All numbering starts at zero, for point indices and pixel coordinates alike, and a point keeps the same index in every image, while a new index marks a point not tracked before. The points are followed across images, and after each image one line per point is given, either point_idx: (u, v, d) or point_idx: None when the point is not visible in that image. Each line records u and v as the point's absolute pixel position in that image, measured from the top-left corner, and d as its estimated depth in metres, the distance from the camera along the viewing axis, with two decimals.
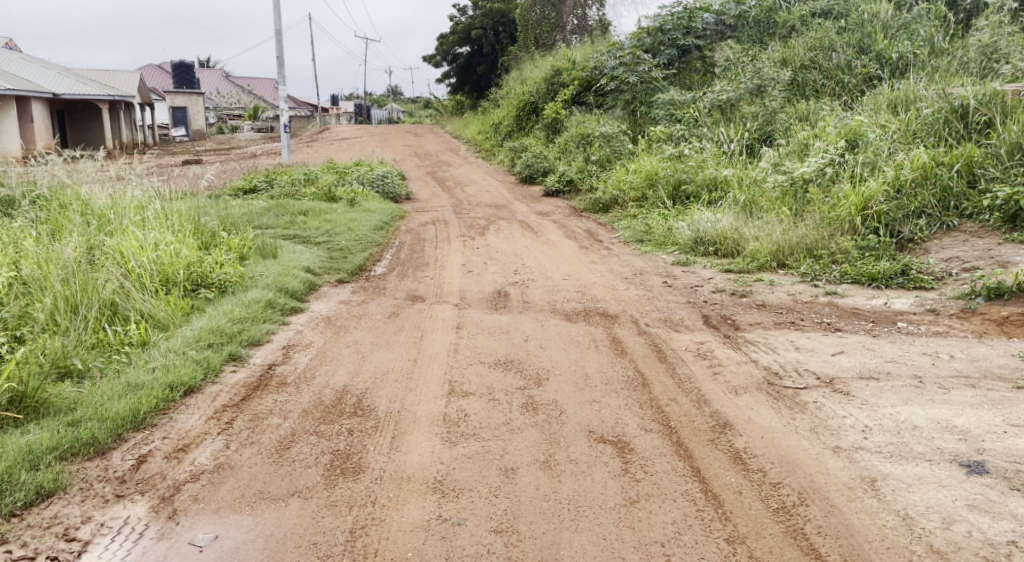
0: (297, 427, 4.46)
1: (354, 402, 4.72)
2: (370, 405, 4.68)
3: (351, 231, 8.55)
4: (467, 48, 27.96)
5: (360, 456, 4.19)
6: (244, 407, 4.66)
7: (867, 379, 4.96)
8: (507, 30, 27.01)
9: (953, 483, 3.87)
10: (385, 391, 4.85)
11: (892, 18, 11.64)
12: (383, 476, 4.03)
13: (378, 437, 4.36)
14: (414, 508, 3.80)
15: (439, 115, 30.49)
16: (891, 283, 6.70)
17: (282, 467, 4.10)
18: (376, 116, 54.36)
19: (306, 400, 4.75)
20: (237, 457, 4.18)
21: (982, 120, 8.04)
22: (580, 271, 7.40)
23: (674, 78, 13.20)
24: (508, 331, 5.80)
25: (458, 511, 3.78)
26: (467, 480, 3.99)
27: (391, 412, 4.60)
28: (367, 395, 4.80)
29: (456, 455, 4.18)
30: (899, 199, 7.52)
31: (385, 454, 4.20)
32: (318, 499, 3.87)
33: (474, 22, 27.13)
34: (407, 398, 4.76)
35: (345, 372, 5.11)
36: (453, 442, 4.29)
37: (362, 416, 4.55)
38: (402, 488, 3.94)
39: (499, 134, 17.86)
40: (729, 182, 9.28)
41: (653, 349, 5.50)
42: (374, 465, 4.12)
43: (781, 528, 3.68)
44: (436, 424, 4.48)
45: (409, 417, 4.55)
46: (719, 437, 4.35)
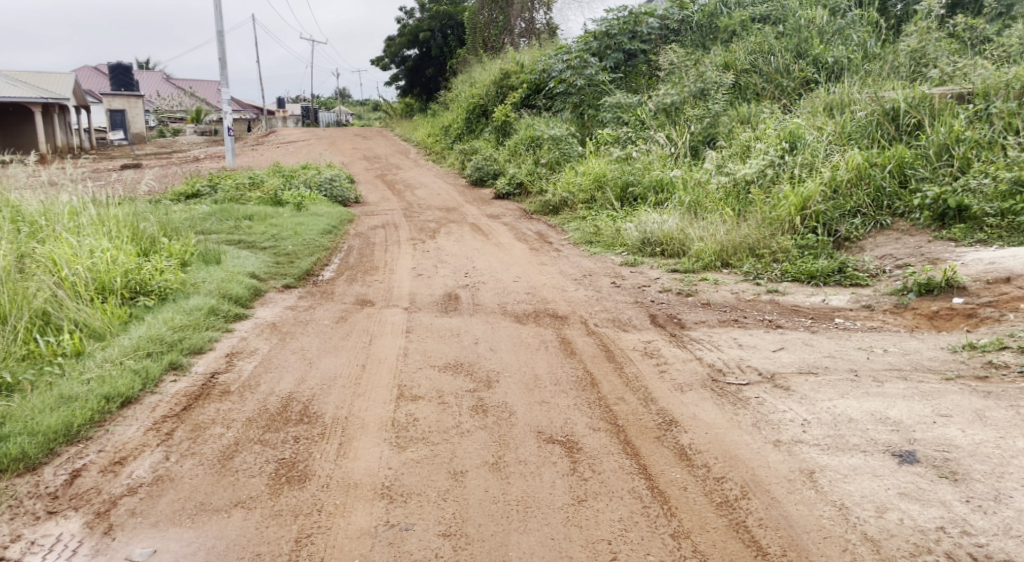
0: (240, 437, 4.41)
1: (299, 409, 4.68)
2: (316, 412, 4.65)
3: (298, 235, 8.45)
4: (415, 51, 27.86)
5: (305, 463, 4.16)
6: (184, 417, 4.59)
7: (806, 374, 5.11)
8: (456, 33, 26.98)
9: (886, 473, 4.00)
10: (332, 397, 4.83)
11: (828, 23, 11.91)
12: (330, 484, 4.01)
13: (324, 443, 4.34)
14: (361, 514, 3.80)
15: (386, 117, 30.33)
16: (828, 281, 6.89)
17: (224, 477, 4.05)
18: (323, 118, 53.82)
19: (250, 408, 4.70)
20: (178, 468, 4.13)
21: (912, 122, 8.33)
22: (530, 273, 7.46)
23: (620, 82, 13.40)
24: (457, 335, 5.81)
25: (406, 516, 3.79)
26: (416, 484, 3.99)
27: (338, 418, 4.58)
28: (313, 402, 4.77)
29: (405, 460, 4.18)
30: (836, 199, 7.73)
31: (332, 461, 4.18)
32: (262, 508, 3.84)
33: (422, 24, 27.02)
34: (355, 403, 4.75)
35: (290, 379, 5.06)
36: (402, 447, 4.29)
37: (308, 424, 4.53)
38: (350, 495, 3.93)
39: (448, 136, 17.86)
40: (675, 184, 9.44)
41: (601, 349, 5.58)
42: (320, 472, 4.10)
43: (724, 522, 3.76)
44: (384, 430, 4.47)
45: (357, 423, 4.54)
46: (665, 435, 4.43)
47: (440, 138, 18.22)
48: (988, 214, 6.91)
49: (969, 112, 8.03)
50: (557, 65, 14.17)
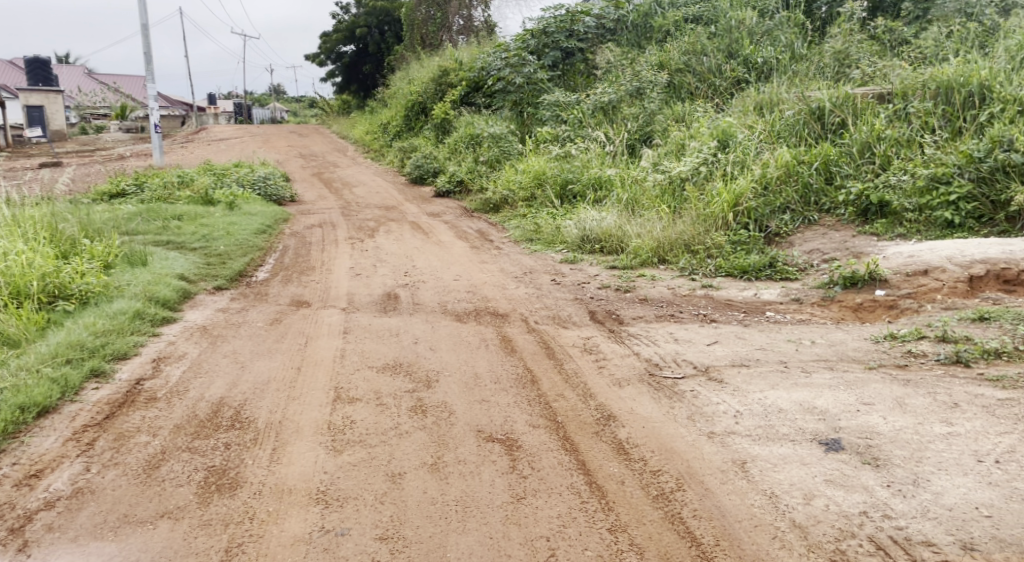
0: (167, 445, 4.31)
1: (230, 415, 4.60)
2: (248, 417, 4.58)
3: (230, 235, 8.30)
4: (352, 47, 27.55)
5: (236, 470, 4.10)
6: (107, 426, 4.47)
7: (738, 366, 5.24)
8: (393, 30, 26.76)
9: (813, 461, 4.10)
10: (265, 402, 4.76)
11: (757, 25, 12.18)
12: (262, 490, 3.96)
13: (257, 449, 4.28)
14: (294, 521, 3.76)
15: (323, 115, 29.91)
16: (760, 275, 7.06)
17: (149, 487, 3.96)
18: (257, 115, 52.88)
19: (178, 415, 4.60)
20: (99, 479, 4.02)
21: (836, 121, 8.60)
22: (470, 271, 7.46)
23: (558, 80, 13.52)
24: (396, 335, 5.78)
25: (342, 521, 3.75)
26: (352, 488, 3.96)
27: (271, 423, 4.52)
28: (245, 407, 4.69)
29: (341, 463, 4.15)
30: (766, 195, 7.92)
31: (264, 468, 4.12)
32: (189, 519, 3.76)
33: (358, 21, 26.72)
34: (289, 407, 4.69)
35: (221, 384, 4.97)
36: (338, 451, 4.26)
37: (239, 429, 4.45)
38: (283, 501, 3.88)
39: (386, 134, 17.71)
40: (613, 182, 9.56)
41: (541, 346, 5.62)
42: (252, 479, 4.04)
43: (660, 514, 3.82)
44: (320, 433, 4.43)
45: (292, 427, 4.49)
46: (603, 430, 4.49)
47: (378, 135, 18.07)
48: (907, 209, 7.16)
49: (889, 112, 8.33)
50: (494, 63, 14.18)
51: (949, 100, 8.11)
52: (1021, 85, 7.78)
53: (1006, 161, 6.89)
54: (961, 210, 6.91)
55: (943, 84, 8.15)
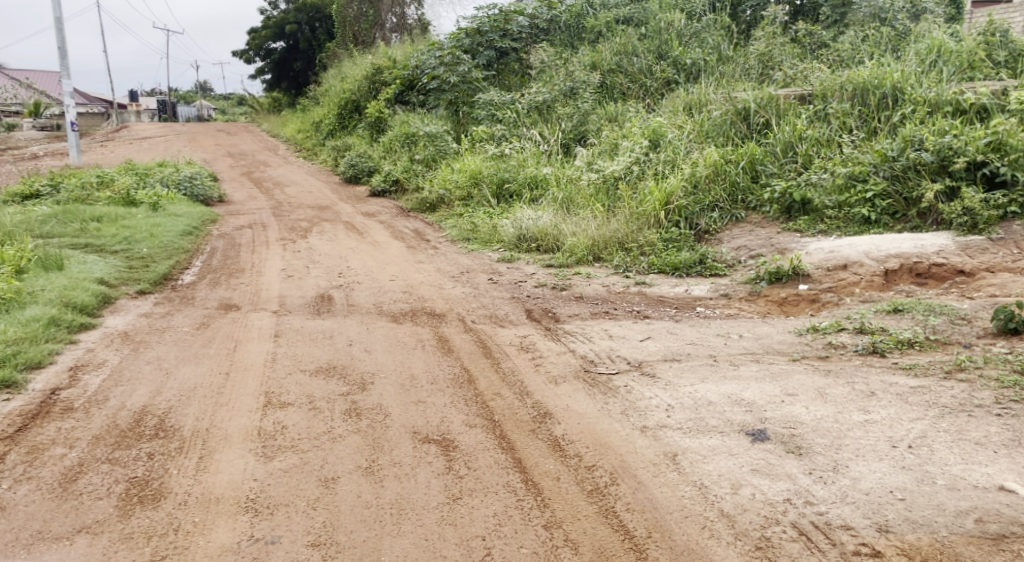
0: (86, 456, 4.21)
1: (154, 423, 4.51)
2: (173, 426, 4.50)
3: (154, 237, 8.10)
4: (282, 43, 27.06)
5: (160, 481, 4.02)
6: (19, 439, 4.34)
7: (670, 361, 5.37)
8: (324, 26, 26.25)
9: (741, 451, 4.21)
10: (191, 409, 4.68)
11: (685, 27, 12.43)
12: (187, 501, 3.89)
13: (182, 458, 4.20)
14: (222, 531, 3.70)
15: (255, 112, 29.33)
16: (690, 272, 7.23)
17: (66, 502, 3.86)
18: (184, 113, 51.52)
19: (97, 425, 4.49)
20: (11, 495, 3.90)
21: (761, 121, 8.86)
22: (406, 272, 7.44)
23: (493, 79, 13.57)
24: (330, 337, 5.74)
25: (272, 530, 3.71)
26: (283, 495, 3.92)
27: (198, 430, 4.44)
28: (169, 415, 4.60)
29: (272, 470, 4.10)
30: (696, 194, 8.12)
31: (190, 477, 4.05)
32: (109, 533, 3.68)
33: (287, 17, 26.27)
34: (217, 414, 4.62)
35: (144, 392, 4.86)
36: (269, 457, 4.21)
37: (163, 438, 4.37)
38: (211, 511, 3.83)
39: (318, 132, 17.50)
40: (548, 181, 9.66)
41: (479, 346, 5.65)
42: (177, 489, 3.97)
43: (594, 509, 3.86)
44: (250, 439, 4.37)
45: (219, 434, 4.42)
46: (539, 427, 4.55)
47: (311, 134, 17.82)
48: (828, 206, 7.43)
49: (809, 113, 8.61)
50: (428, 61, 14.15)
51: (865, 102, 8.43)
52: (931, 87, 8.14)
53: (917, 159, 7.18)
54: (878, 207, 7.19)
55: (859, 85, 8.47)
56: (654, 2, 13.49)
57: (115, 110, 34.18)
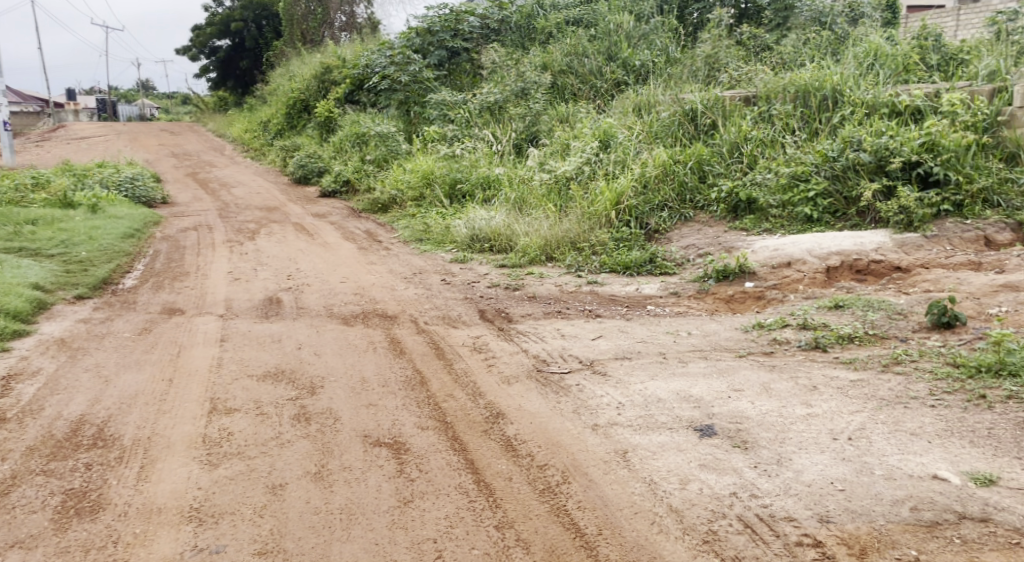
0: (20, 468, 4.11)
1: (92, 433, 4.42)
2: (112, 435, 4.41)
3: (93, 241, 7.91)
4: (227, 41, 26.63)
5: (98, 492, 3.94)
6: None
7: (621, 359, 5.43)
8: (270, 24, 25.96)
9: (689, 447, 4.28)
10: (132, 417, 4.59)
11: (634, 29, 12.55)
12: (127, 512, 3.80)
13: (122, 468, 4.12)
14: (164, 542, 3.61)
15: (197, 110, 28.78)
16: (641, 271, 7.32)
17: None
18: (125, 111, 50.29)
19: (32, 436, 4.38)
20: None
21: (708, 122, 9.02)
22: (357, 273, 7.40)
23: (445, 79, 13.54)
24: (278, 341, 5.68)
25: (217, 539, 3.62)
26: (228, 503, 3.84)
27: (138, 439, 4.37)
28: (109, 424, 4.52)
29: (217, 478, 4.03)
30: (646, 193, 8.22)
31: (130, 487, 3.97)
32: (44, 547, 3.59)
33: (233, 14, 25.85)
34: (159, 422, 4.54)
35: (82, 400, 4.76)
36: (213, 465, 4.14)
37: (102, 448, 4.28)
38: (152, 521, 3.74)
39: (266, 132, 17.25)
40: (501, 181, 9.69)
41: (431, 347, 5.65)
42: (117, 500, 3.88)
43: (546, 508, 3.87)
44: (194, 447, 4.31)
45: (161, 443, 4.35)
46: (491, 428, 4.56)
47: (258, 134, 17.56)
48: (772, 206, 7.59)
49: (754, 114, 8.78)
50: (378, 61, 14.07)
51: (807, 103, 8.63)
52: (868, 90, 8.37)
53: (856, 159, 7.38)
54: (819, 206, 7.36)
55: (801, 87, 8.66)
56: (603, 3, 13.61)
57: (53, 108, 33.23)
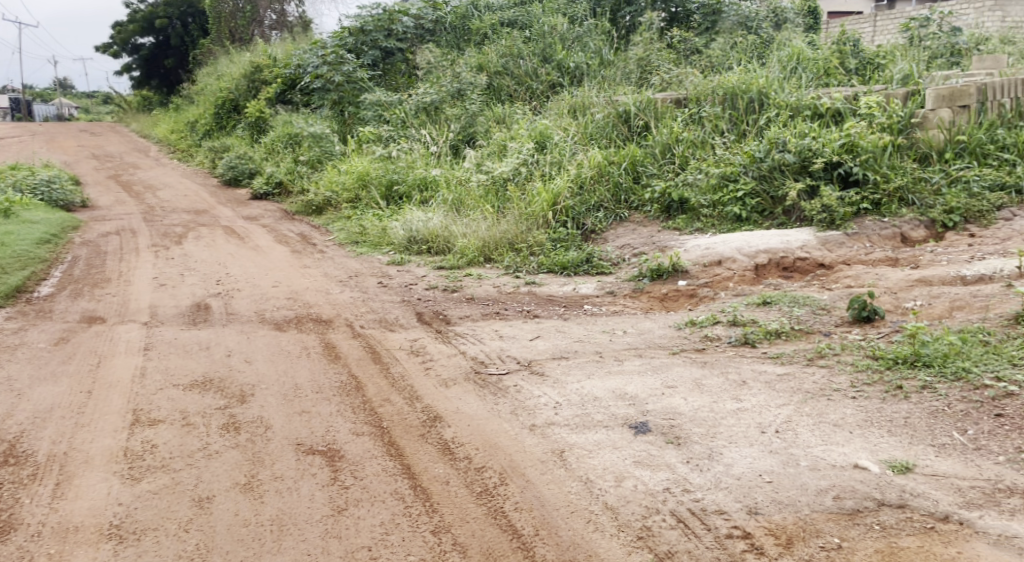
0: None
1: (4, 450, 4.25)
2: (26, 451, 4.25)
3: (7, 246, 7.60)
4: (149, 39, 25.98)
5: (9, 512, 3.78)
6: None
7: (558, 359, 5.46)
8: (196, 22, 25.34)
9: (624, 444, 4.33)
10: (47, 432, 4.43)
11: (568, 31, 12.62)
12: (41, 532, 3.66)
13: (36, 486, 3.97)
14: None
15: (119, 109, 27.97)
16: (578, 271, 7.36)
17: None
18: (40, 110, 48.46)
19: None
20: None
21: (640, 124, 9.15)
22: (290, 277, 7.27)
23: (379, 79, 13.42)
24: (207, 348, 5.55)
25: (139, 555, 3.51)
26: (151, 518, 3.73)
27: (54, 455, 4.21)
28: (22, 440, 4.35)
29: (139, 492, 3.91)
30: (582, 194, 8.29)
31: (45, 505, 3.82)
32: None
33: (157, 11, 25.19)
34: (77, 436, 4.39)
35: None
36: (135, 479, 4.02)
37: (15, 466, 4.12)
38: (68, 541, 3.60)
39: (194, 132, 16.83)
40: (438, 182, 9.66)
41: (367, 351, 5.59)
42: (30, 520, 3.73)
43: (483, 511, 3.85)
44: (114, 461, 4.17)
45: (79, 458, 4.20)
46: (428, 432, 4.54)
47: (185, 134, 17.11)
48: (703, 205, 7.73)
49: (684, 116, 8.94)
50: (311, 60, 13.86)
51: (735, 106, 8.83)
52: (792, 93, 8.61)
53: (781, 160, 7.58)
54: (747, 205, 7.52)
55: (729, 90, 8.87)
56: (537, 5, 13.66)
57: None
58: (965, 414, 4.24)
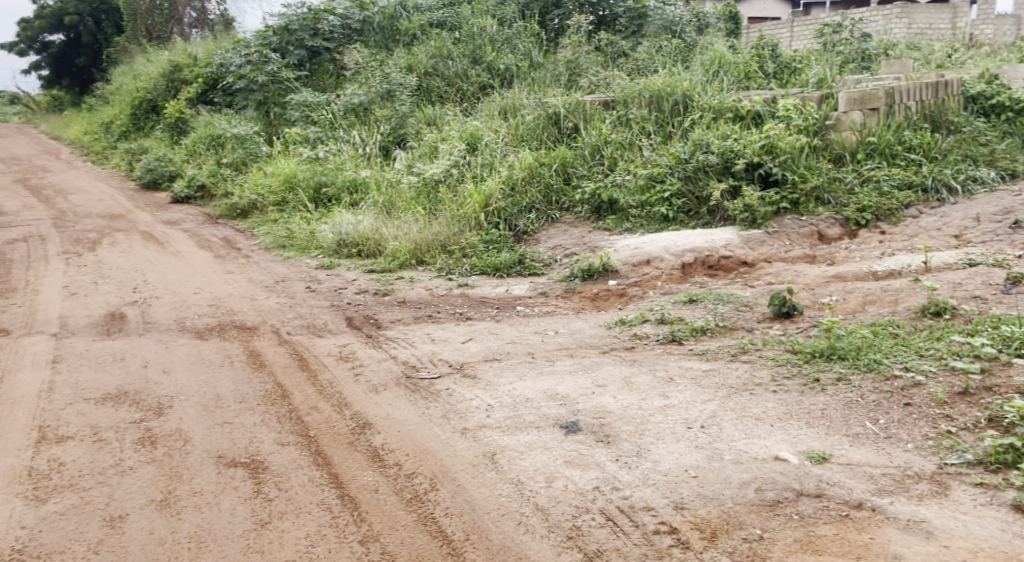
0: None
1: None
2: None
3: None
4: (59, 36, 25.02)
5: None
6: None
7: (490, 361, 5.43)
8: (110, 18, 24.25)
9: (555, 444, 4.32)
10: None
11: (497, 33, 12.59)
12: None
13: None
14: None
15: (27, 108, 26.81)
16: (511, 272, 7.34)
17: None
18: None
19: None
20: None
21: (570, 126, 9.18)
22: (213, 283, 7.07)
23: (306, 79, 13.16)
24: (122, 359, 5.34)
25: None
26: (57, 541, 3.56)
27: None
28: None
29: (45, 514, 3.73)
30: (513, 196, 8.28)
31: None
32: None
33: (67, 7, 24.23)
34: None
35: None
36: (41, 500, 3.83)
37: None
38: None
39: (109, 133, 16.25)
40: (368, 184, 9.53)
41: (294, 358, 5.46)
42: None
43: (413, 518, 3.79)
44: (18, 482, 3.98)
45: None
46: (357, 439, 4.45)
47: (100, 135, 16.50)
48: (632, 206, 7.81)
49: (613, 118, 9.03)
50: (233, 59, 13.49)
51: (661, 108, 8.96)
52: (715, 96, 8.78)
53: (705, 161, 7.72)
54: (674, 206, 7.63)
55: (654, 93, 9.00)
56: (466, 6, 13.63)
57: None
58: (877, 404, 4.37)
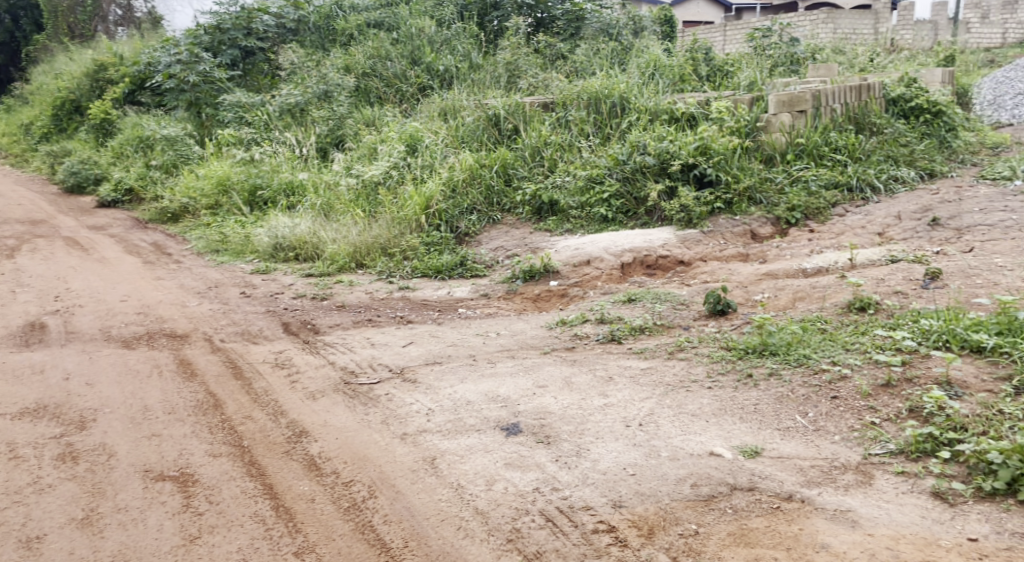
0: None
1: None
2: None
3: None
4: None
5: None
6: None
7: (431, 364, 5.37)
8: (30, 15, 23.30)
9: (495, 447, 4.29)
10: None
11: (435, 34, 12.51)
12: None
13: None
14: None
15: None
16: (452, 274, 7.29)
17: None
18: None
19: None
20: None
21: (510, 127, 9.16)
22: (142, 290, 6.85)
23: (239, 79, 12.90)
24: (42, 372, 5.13)
25: None
26: None
27: None
28: None
29: None
30: (454, 197, 8.22)
31: None
32: None
33: None
34: None
35: None
36: None
37: None
38: None
39: (31, 135, 15.63)
40: (305, 186, 9.37)
41: (227, 366, 5.32)
42: None
43: (350, 526, 3.72)
44: None
45: None
46: (293, 448, 4.35)
47: (21, 138, 15.86)
48: (572, 206, 7.83)
49: (552, 120, 9.04)
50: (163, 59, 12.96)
51: (598, 110, 9.02)
52: (651, 98, 8.88)
53: (642, 162, 7.79)
54: (613, 206, 7.68)
55: (592, 95, 9.04)
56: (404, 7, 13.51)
57: None
58: (806, 398, 4.45)
